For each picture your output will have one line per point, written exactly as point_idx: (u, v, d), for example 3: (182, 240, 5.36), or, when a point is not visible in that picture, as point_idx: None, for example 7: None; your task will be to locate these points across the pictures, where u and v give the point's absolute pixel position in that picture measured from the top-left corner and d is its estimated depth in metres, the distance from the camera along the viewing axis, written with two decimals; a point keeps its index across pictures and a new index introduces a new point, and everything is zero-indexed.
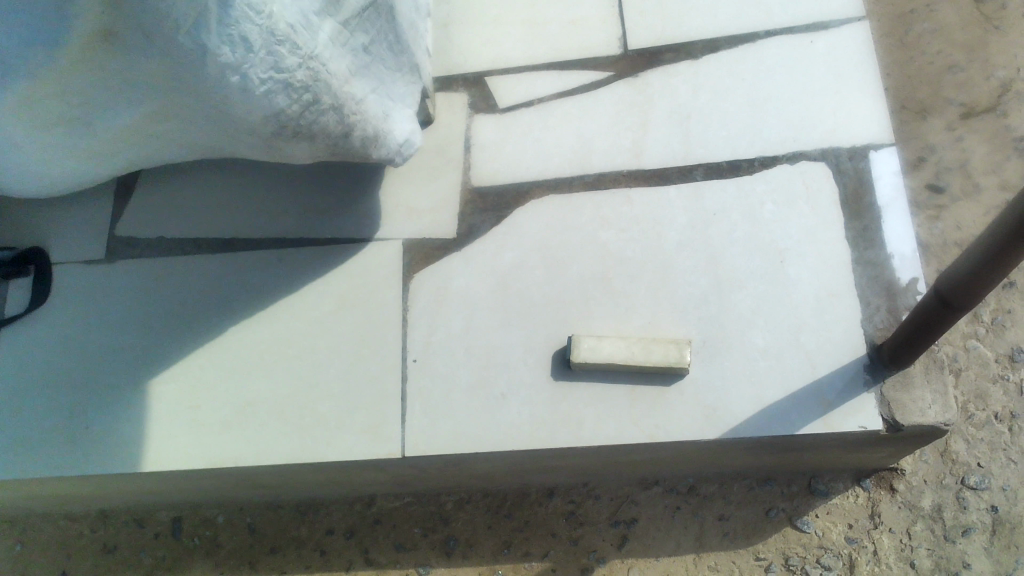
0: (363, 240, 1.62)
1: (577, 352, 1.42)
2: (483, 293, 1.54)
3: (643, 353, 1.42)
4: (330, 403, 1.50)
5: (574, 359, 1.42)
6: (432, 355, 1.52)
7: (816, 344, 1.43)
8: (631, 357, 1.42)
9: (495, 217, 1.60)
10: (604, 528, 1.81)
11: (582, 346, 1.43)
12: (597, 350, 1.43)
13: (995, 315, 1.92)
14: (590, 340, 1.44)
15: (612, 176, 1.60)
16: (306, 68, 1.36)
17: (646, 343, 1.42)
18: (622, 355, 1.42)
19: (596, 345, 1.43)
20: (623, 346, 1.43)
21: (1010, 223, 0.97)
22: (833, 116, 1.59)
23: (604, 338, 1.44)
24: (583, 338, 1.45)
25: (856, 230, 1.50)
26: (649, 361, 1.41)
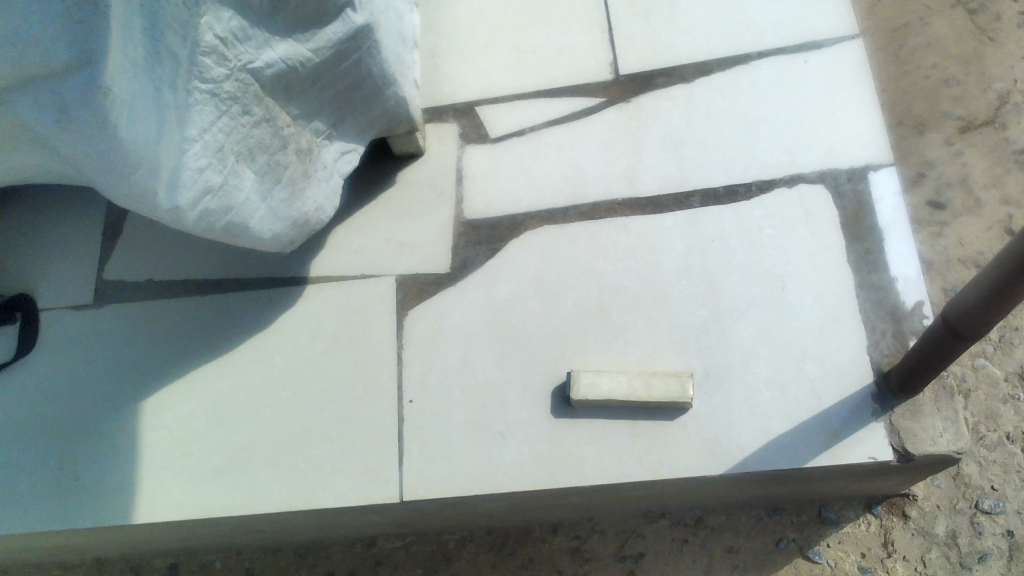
0: (355, 277, 1.58)
1: (575, 389, 1.39)
2: (478, 329, 1.51)
3: (644, 388, 1.38)
4: (324, 447, 1.46)
5: (573, 397, 1.39)
6: (427, 394, 1.48)
7: (821, 373, 1.39)
8: (631, 392, 1.38)
9: (489, 250, 1.57)
10: (611, 564, 1.76)
11: (581, 382, 1.40)
12: (596, 386, 1.39)
13: (1003, 332, 1.88)
14: (588, 376, 1.40)
15: (606, 205, 1.57)
16: (273, 113, 1.32)
17: (646, 378, 1.39)
18: (622, 391, 1.38)
19: (595, 381, 1.39)
20: (622, 381, 1.39)
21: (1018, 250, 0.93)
22: (829, 137, 1.56)
23: (602, 373, 1.40)
24: (581, 374, 1.41)
25: (857, 253, 1.46)
26: (650, 396, 1.37)
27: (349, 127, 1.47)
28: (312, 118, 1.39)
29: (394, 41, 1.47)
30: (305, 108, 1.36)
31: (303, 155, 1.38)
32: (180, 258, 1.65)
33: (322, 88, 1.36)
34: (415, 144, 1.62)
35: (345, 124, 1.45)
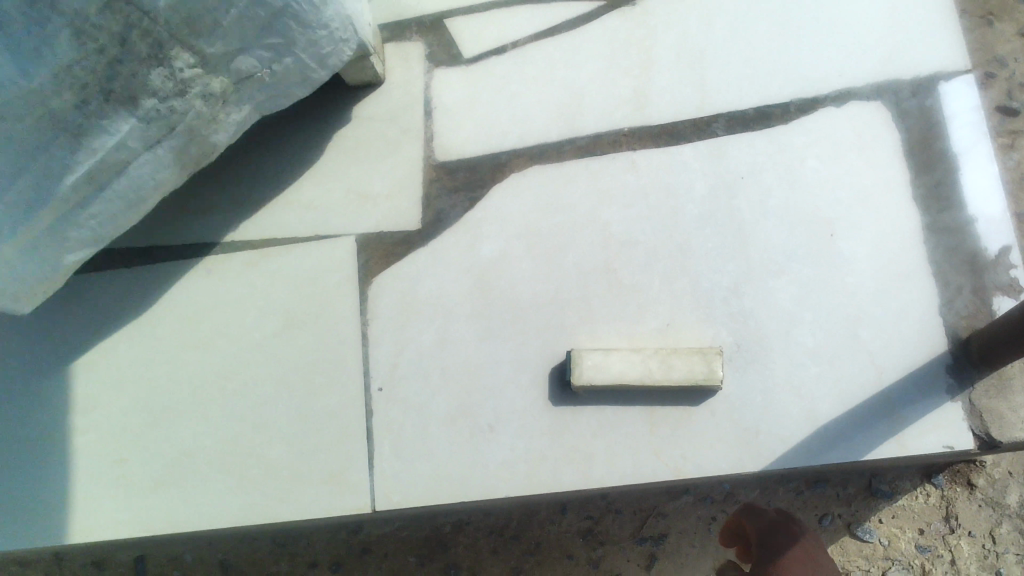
0: (308, 239, 1.30)
1: (577, 376, 1.12)
2: (458, 297, 1.24)
3: (665, 370, 1.11)
4: (281, 448, 1.23)
5: (574, 384, 1.12)
6: (399, 380, 1.22)
7: (881, 343, 1.13)
8: (648, 376, 1.11)
9: (468, 199, 1.28)
10: (629, 546, 1.55)
11: (584, 365, 1.12)
12: (603, 368, 1.12)
13: None
14: (593, 357, 1.13)
15: (610, 136, 1.27)
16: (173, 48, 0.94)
17: (666, 358, 1.12)
18: (635, 374, 1.12)
19: (602, 362, 1.12)
20: (637, 362, 1.12)
21: None
22: (887, 42, 1.26)
23: (610, 353, 1.13)
24: (584, 353, 1.14)
25: (925, 187, 1.18)
26: (672, 380, 1.11)
27: (291, 65, 1.09)
28: (231, 56, 1.01)
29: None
30: (218, 45, 0.99)
31: (215, 99, 1.04)
32: None
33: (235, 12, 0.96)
34: (371, 70, 1.30)
35: (283, 62, 1.08)
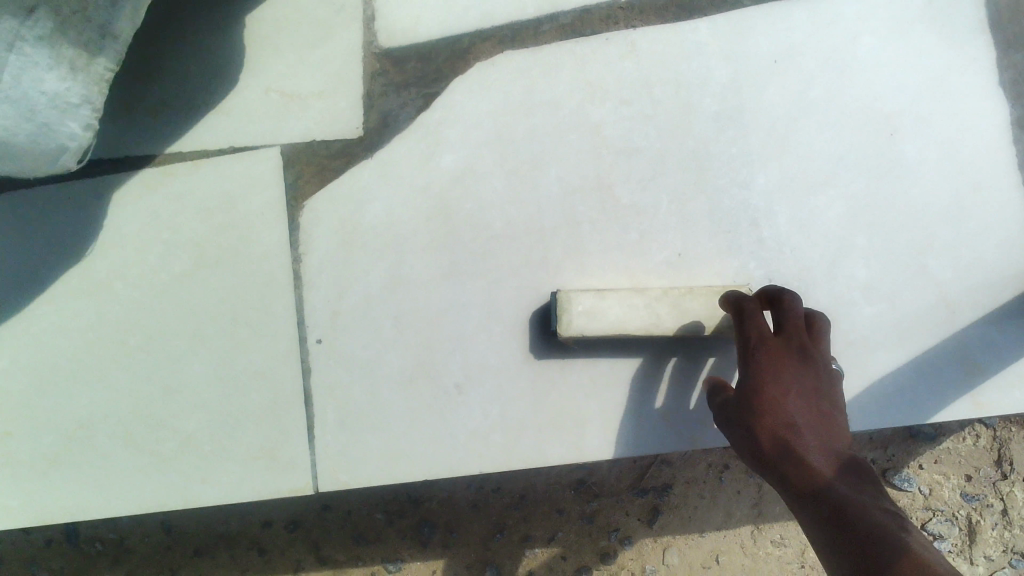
0: (219, 151, 1.01)
1: (566, 324, 0.88)
2: (413, 223, 0.98)
3: (678, 319, 0.89)
4: (202, 418, 0.99)
5: (561, 334, 0.88)
6: (343, 331, 0.98)
7: (957, 275, 0.94)
8: (654, 325, 0.89)
9: (420, 96, 1.01)
10: (627, 499, 1.36)
11: (572, 311, 0.88)
12: (597, 317, 0.88)
13: None
14: (584, 301, 0.89)
15: (600, 12, 1.00)
16: None
17: (679, 303, 0.90)
18: (637, 323, 0.89)
19: (595, 309, 0.89)
20: (638, 307, 0.89)
21: None
22: None
23: (604, 295, 0.89)
24: (572, 294, 0.89)
25: (1007, 74, 0.98)
26: (688, 329, 0.89)
27: None
28: None
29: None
30: None
31: None
32: None
33: None
34: None
35: None
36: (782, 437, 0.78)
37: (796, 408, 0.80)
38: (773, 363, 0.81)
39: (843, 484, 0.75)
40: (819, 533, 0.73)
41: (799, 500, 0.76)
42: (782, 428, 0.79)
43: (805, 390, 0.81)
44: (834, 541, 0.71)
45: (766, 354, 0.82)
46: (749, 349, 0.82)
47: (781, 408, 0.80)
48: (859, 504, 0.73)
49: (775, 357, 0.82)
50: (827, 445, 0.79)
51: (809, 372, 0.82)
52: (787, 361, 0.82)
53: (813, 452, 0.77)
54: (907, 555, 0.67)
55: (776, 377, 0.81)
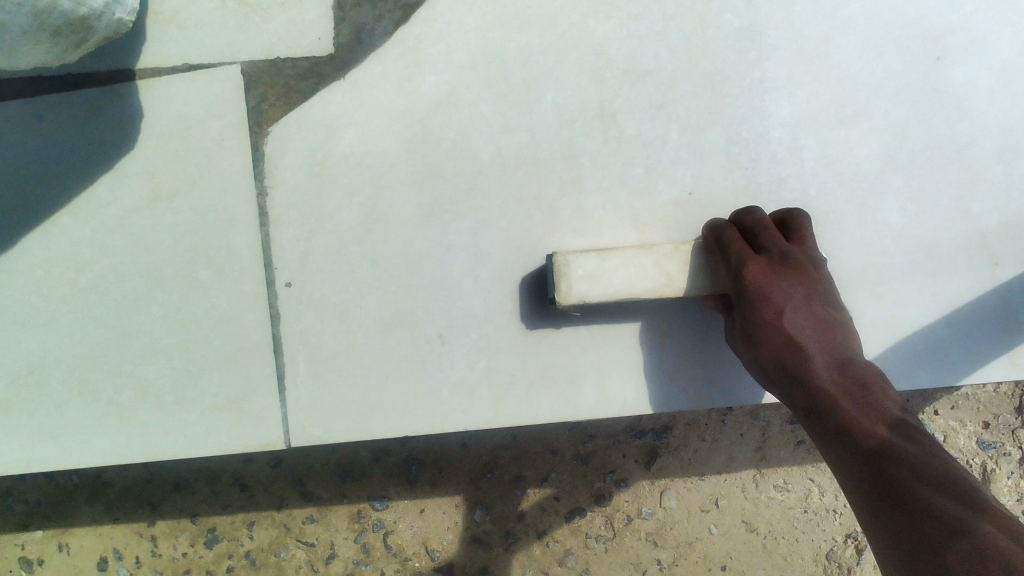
0: (174, 69, 0.90)
1: (565, 292, 0.80)
2: (391, 154, 0.87)
3: (696, 280, 0.81)
4: (162, 364, 0.90)
5: (559, 302, 0.80)
6: (315, 273, 0.88)
7: (999, 220, 0.88)
8: (664, 286, 0.80)
9: (398, 8, 0.89)
10: (625, 441, 1.29)
11: (572, 276, 0.80)
12: (600, 281, 0.80)
13: None
14: (586, 264, 0.80)
15: None
16: None
17: (694, 259, 0.81)
18: (645, 285, 0.80)
19: (596, 272, 0.80)
20: (647, 266, 0.81)
21: None
22: None
23: (608, 255, 0.80)
24: (571, 258, 0.80)
25: None
26: (705, 288, 0.81)
27: None
28: None
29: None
30: None
31: None
32: None
33: None
34: None
35: None
36: (786, 359, 0.75)
37: (794, 323, 0.76)
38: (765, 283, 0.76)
39: (856, 400, 0.73)
40: (838, 457, 0.72)
41: (814, 420, 0.74)
42: (783, 350, 0.76)
43: (800, 301, 0.77)
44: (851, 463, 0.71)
45: (756, 271, 0.76)
46: (736, 268, 0.77)
47: (778, 327, 0.76)
48: (871, 419, 0.72)
49: (764, 270, 0.77)
50: (832, 356, 0.76)
51: (800, 282, 0.77)
52: (777, 275, 0.77)
53: (819, 369, 0.75)
54: (923, 477, 0.68)
55: (770, 294, 0.76)
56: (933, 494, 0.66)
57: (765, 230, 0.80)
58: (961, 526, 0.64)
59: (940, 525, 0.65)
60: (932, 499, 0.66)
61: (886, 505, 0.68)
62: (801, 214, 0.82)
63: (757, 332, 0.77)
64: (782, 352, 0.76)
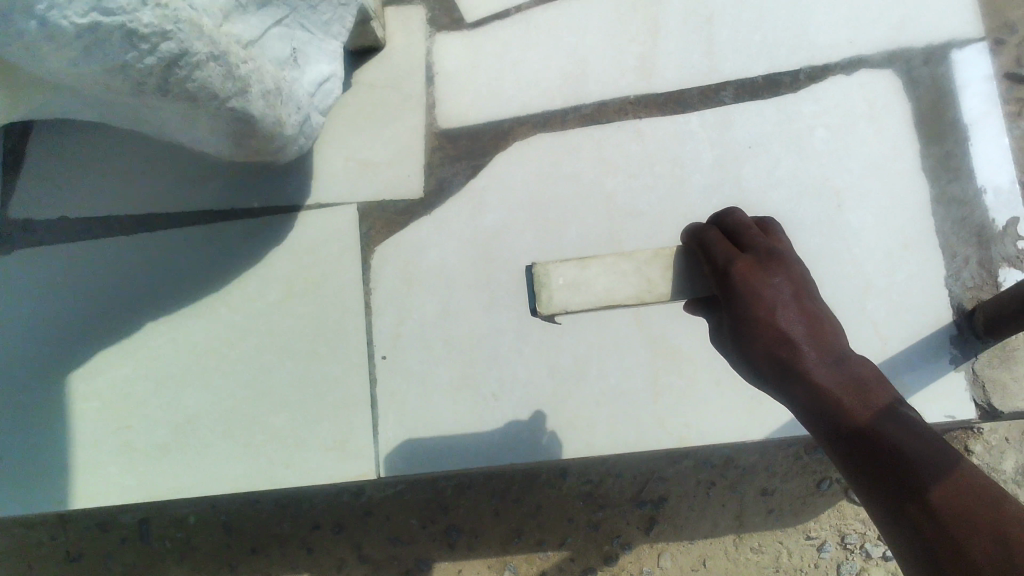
0: (309, 205, 1.28)
1: (546, 301, 0.82)
2: (462, 265, 1.23)
3: (677, 283, 0.81)
4: (285, 414, 1.23)
5: (540, 312, 0.82)
6: (403, 349, 1.22)
7: (900, 323, 1.12)
8: (644, 292, 0.81)
9: (470, 168, 1.26)
10: (628, 510, 1.56)
11: (554, 286, 0.81)
12: (582, 288, 0.81)
13: None
14: (568, 270, 0.82)
15: (616, 104, 1.24)
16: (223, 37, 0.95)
17: (680, 268, 0.81)
18: (626, 292, 0.81)
19: (578, 279, 0.81)
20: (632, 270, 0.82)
21: None
22: (901, 4, 1.20)
23: (588, 265, 0.82)
24: (552, 267, 0.82)
25: (935, 158, 1.15)
26: (689, 293, 0.81)
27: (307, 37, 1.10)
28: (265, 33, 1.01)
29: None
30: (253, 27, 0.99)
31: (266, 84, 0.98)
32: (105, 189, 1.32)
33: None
34: (372, 35, 1.26)
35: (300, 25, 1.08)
36: (778, 351, 0.72)
37: (789, 322, 0.72)
38: (750, 278, 0.73)
39: (844, 381, 0.70)
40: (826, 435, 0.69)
41: (796, 397, 0.71)
42: (776, 343, 0.72)
43: (790, 298, 0.74)
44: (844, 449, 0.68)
45: (741, 268, 0.74)
46: (722, 265, 0.75)
47: (770, 322, 0.72)
48: (864, 402, 0.69)
49: (752, 267, 0.75)
50: (825, 350, 0.71)
51: (786, 277, 0.74)
52: (764, 272, 0.74)
53: (811, 359, 0.71)
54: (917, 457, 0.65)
55: (758, 289, 0.73)
56: (913, 461, 0.65)
57: (748, 232, 0.78)
58: (943, 493, 0.63)
59: (921, 490, 0.64)
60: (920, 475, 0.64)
61: (871, 475, 0.66)
62: (775, 223, 0.81)
63: (747, 328, 0.73)
64: (774, 346, 0.72)
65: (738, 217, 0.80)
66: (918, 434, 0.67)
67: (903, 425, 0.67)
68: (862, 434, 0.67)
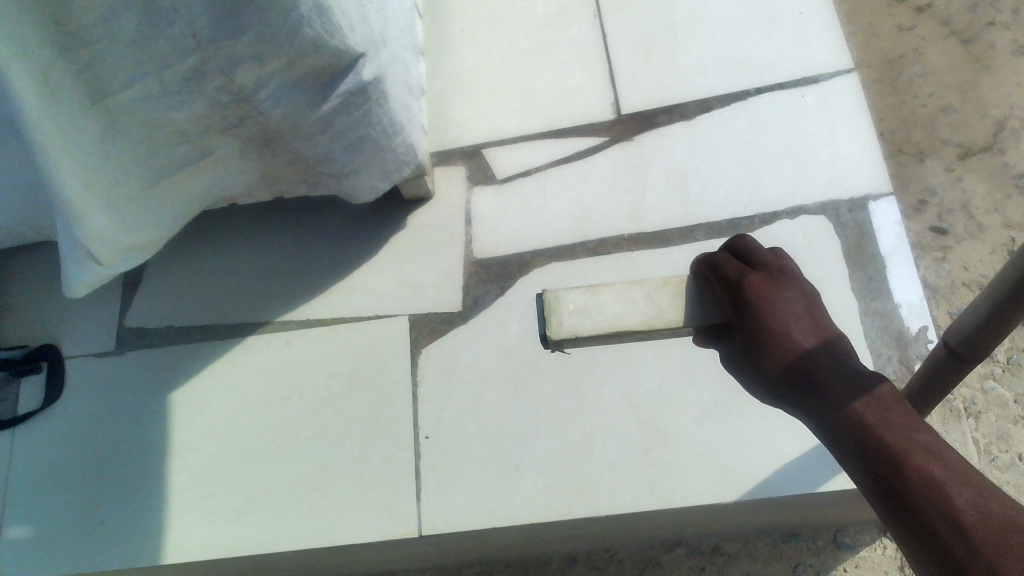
0: (369, 317, 1.61)
1: (555, 327, 0.89)
2: (491, 364, 1.54)
3: (683, 309, 0.87)
4: (343, 483, 1.49)
5: (551, 338, 0.88)
6: (442, 430, 1.51)
7: None
8: (653, 319, 0.87)
9: (498, 287, 1.60)
10: None
11: (565, 312, 0.89)
12: (592, 315, 0.89)
13: (1012, 351, 1.74)
14: (575, 301, 0.90)
15: (613, 240, 1.58)
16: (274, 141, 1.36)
17: (688, 290, 0.88)
18: (632, 321, 0.88)
19: (587, 307, 0.89)
20: (634, 303, 0.90)
21: (1006, 283, 0.93)
22: (830, 168, 1.57)
23: (597, 295, 0.90)
24: (561, 296, 0.91)
25: (861, 281, 1.47)
26: (695, 316, 0.86)
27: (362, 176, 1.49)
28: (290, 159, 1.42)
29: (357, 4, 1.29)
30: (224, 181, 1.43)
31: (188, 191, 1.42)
32: (208, 304, 1.67)
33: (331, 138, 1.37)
34: (424, 187, 1.65)
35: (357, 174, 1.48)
36: (797, 366, 0.74)
37: (804, 337, 0.75)
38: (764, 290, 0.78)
39: (865, 399, 0.71)
40: (844, 454, 0.70)
41: (818, 415, 0.72)
42: (794, 356, 0.74)
43: (804, 313, 0.77)
44: (869, 467, 0.68)
45: (754, 281, 0.80)
46: (735, 279, 0.81)
47: (784, 332, 0.76)
48: (887, 419, 0.69)
49: (765, 283, 0.79)
50: (847, 368, 0.73)
51: (799, 295, 0.78)
52: (776, 287, 0.79)
53: (832, 374, 0.73)
54: (941, 479, 0.65)
55: (772, 301, 0.78)
56: (928, 477, 0.65)
57: (759, 253, 0.83)
58: (957, 514, 0.63)
59: (940, 505, 0.64)
60: (942, 495, 0.64)
61: (888, 489, 0.67)
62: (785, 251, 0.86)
63: (760, 339, 0.77)
64: (790, 356, 0.75)
65: (750, 240, 0.85)
66: (938, 457, 0.66)
67: (923, 447, 0.67)
68: (880, 448, 0.67)
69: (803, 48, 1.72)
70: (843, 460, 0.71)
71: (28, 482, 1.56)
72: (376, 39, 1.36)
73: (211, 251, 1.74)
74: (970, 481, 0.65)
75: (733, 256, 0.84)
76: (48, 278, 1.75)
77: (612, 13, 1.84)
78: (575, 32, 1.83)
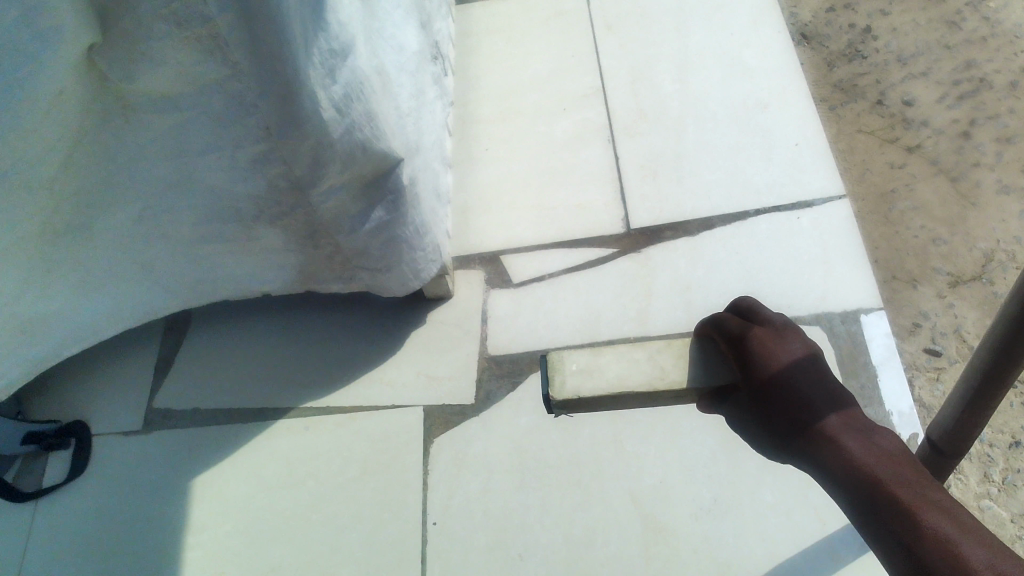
0: (385, 406, 1.70)
1: (559, 387, 0.97)
2: (501, 455, 1.60)
3: (689, 369, 0.96)
4: (351, 566, 1.52)
5: (554, 398, 0.96)
6: (450, 517, 1.55)
7: (824, 501, 1.46)
8: (651, 382, 0.96)
9: (510, 382, 1.68)
10: None
11: (567, 373, 0.98)
12: (595, 376, 0.97)
13: (1016, 473, 1.55)
14: (578, 362, 0.99)
15: (620, 341, 1.68)
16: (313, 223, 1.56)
17: (692, 356, 0.96)
18: (630, 383, 0.96)
19: (591, 370, 0.98)
20: (636, 366, 0.98)
21: (991, 344, 0.96)
22: (822, 284, 1.70)
23: (600, 357, 0.99)
24: (565, 357, 1.00)
25: (853, 388, 1.56)
26: (701, 375, 0.94)
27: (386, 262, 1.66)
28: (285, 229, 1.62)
29: (398, 117, 1.53)
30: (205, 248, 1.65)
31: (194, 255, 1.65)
32: (235, 389, 1.78)
33: (365, 225, 1.56)
34: (445, 286, 1.78)
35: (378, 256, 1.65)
36: (802, 415, 0.80)
37: (810, 389, 0.82)
38: (769, 343, 0.86)
39: (870, 450, 0.76)
40: (847, 501, 0.74)
41: (824, 461, 0.77)
42: (800, 406, 0.81)
43: (808, 365, 0.84)
44: (872, 513, 0.71)
45: (759, 334, 0.87)
46: (740, 333, 0.88)
47: (789, 383, 0.82)
48: (891, 469, 0.74)
49: (770, 337, 0.87)
50: (853, 423, 0.79)
51: (803, 349, 0.85)
52: (781, 341, 0.86)
53: (837, 426, 0.78)
54: (943, 526, 0.67)
55: (775, 353, 0.85)
56: (941, 534, 0.66)
57: (764, 313, 0.91)
58: (960, 560, 0.64)
59: (938, 544, 0.66)
60: (945, 542, 0.66)
61: (890, 531, 0.69)
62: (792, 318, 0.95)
63: (766, 389, 0.84)
64: (795, 405, 0.81)
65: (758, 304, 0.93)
66: (947, 510, 0.68)
67: (930, 500, 0.70)
68: (885, 495, 0.71)
69: (799, 176, 1.88)
70: (847, 509, 0.75)
71: (43, 553, 1.60)
72: (412, 147, 1.60)
73: (242, 341, 1.85)
74: (978, 533, 0.66)
75: (737, 316, 0.93)
76: (84, 363, 1.87)
77: (625, 139, 2.02)
78: (589, 155, 2.00)
